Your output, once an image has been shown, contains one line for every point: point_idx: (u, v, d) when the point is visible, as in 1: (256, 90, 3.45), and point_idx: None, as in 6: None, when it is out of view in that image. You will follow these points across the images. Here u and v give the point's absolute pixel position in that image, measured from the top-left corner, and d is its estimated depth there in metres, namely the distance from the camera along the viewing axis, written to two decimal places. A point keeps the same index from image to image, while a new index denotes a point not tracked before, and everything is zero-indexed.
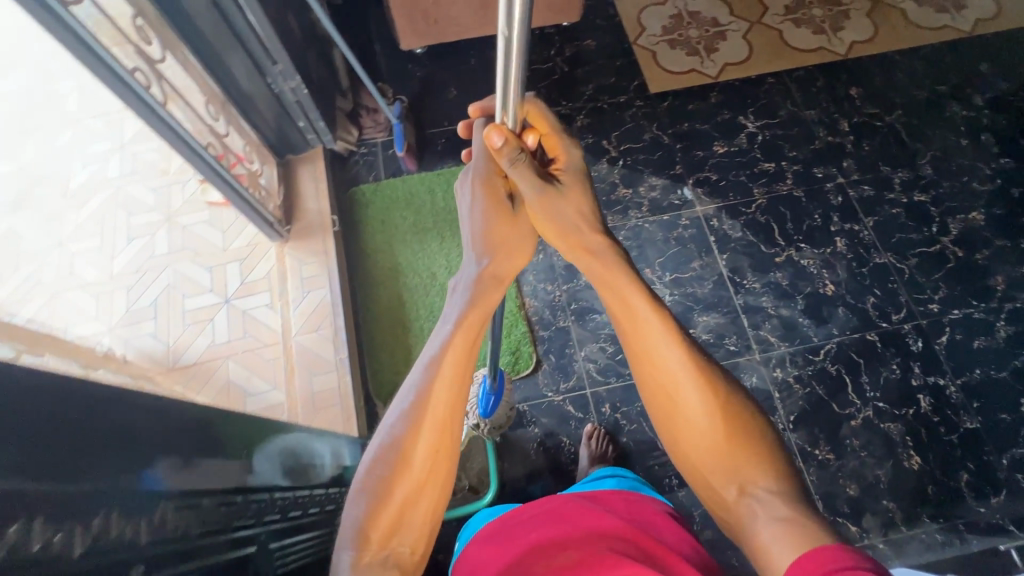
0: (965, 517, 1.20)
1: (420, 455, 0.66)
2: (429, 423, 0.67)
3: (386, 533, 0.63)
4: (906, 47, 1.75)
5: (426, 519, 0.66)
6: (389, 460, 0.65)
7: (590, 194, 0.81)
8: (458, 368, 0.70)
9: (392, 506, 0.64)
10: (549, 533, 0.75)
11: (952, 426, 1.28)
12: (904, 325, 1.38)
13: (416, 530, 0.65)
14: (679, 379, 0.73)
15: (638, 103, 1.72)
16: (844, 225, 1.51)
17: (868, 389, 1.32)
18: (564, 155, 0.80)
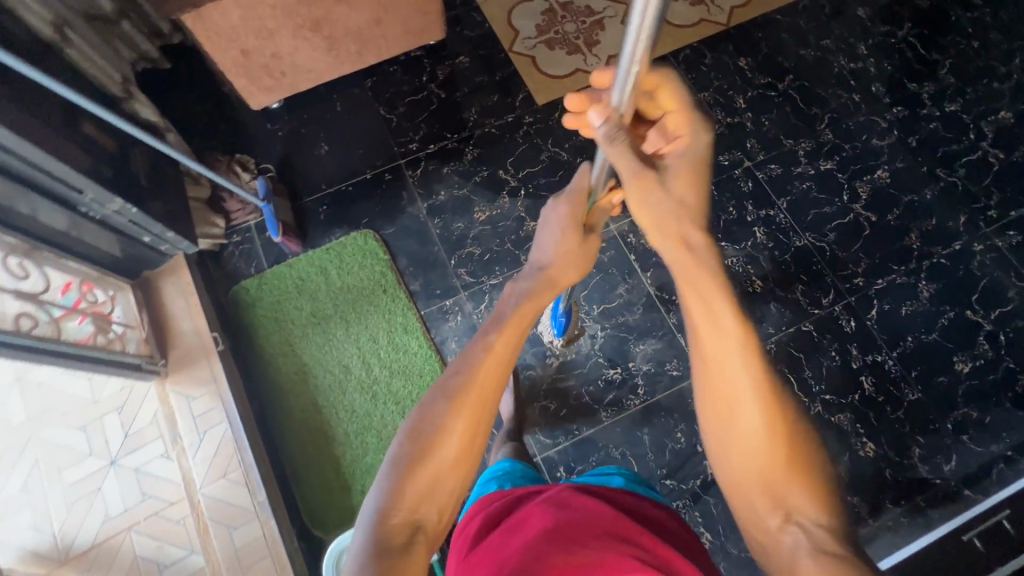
0: (924, 493, 1.21)
1: (459, 436, 0.66)
2: (476, 406, 0.67)
3: (415, 501, 0.64)
4: (784, 4, 1.68)
5: (456, 498, 0.66)
6: (433, 432, 0.65)
7: (704, 184, 0.70)
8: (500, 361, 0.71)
9: (426, 479, 0.64)
10: (565, 528, 0.67)
11: (897, 402, 1.28)
12: (834, 307, 1.36)
13: (444, 503, 0.65)
14: (746, 395, 0.62)
15: (528, 119, 1.58)
16: (759, 213, 1.46)
17: (813, 384, 1.30)
18: (687, 138, 0.71)
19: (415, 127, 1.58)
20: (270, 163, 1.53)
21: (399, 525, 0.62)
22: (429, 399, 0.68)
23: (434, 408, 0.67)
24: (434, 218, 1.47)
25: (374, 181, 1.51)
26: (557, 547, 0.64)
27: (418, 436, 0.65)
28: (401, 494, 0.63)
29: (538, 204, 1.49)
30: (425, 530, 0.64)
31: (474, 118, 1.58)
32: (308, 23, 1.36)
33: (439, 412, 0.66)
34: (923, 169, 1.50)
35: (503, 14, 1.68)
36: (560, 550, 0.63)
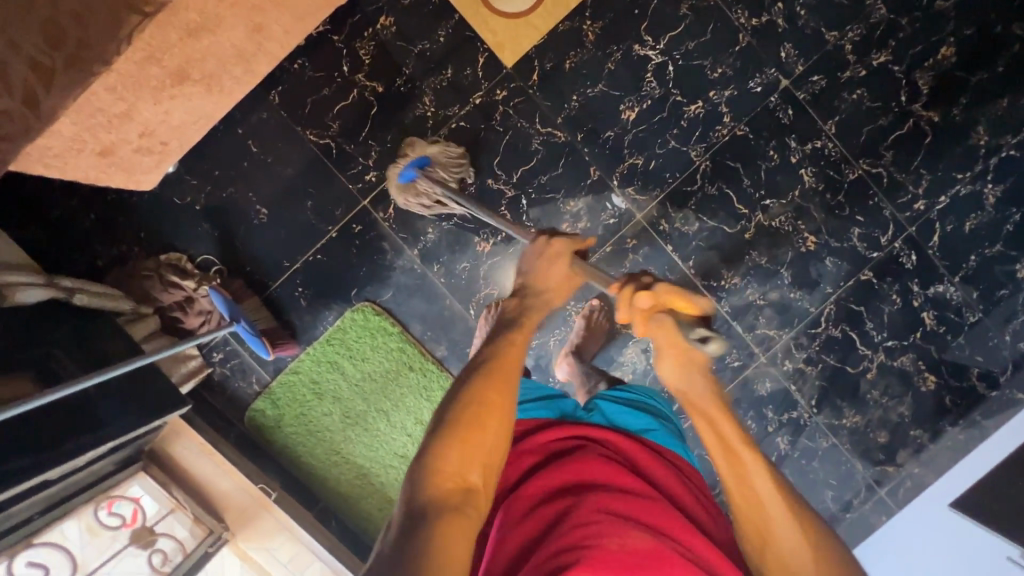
0: (982, 408, 1.27)
1: (495, 414, 0.71)
2: (505, 390, 0.73)
3: (462, 469, 0.66)
4: None
5: (497, 469, 0.70)
6: (466, 406, 0.70)
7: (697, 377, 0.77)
8: (518, 358, 0.77)
9: (468, 449, 0.68)
10: (617, 508, 0.68)
11: (957, 328, 1.26)
12: (893, 244, 1.24)
13: (490, 472, 0.68)
14: (768, 508, 0.69)
15: (500, 93, 1.21)
16: (805, 152, 1.22)
17: (875, 334, 1.26)
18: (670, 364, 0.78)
19: (364, 147, 1.22)
20: (209, 254, 1.22)
21: (447, 490, 0.64)
22: (457, 387, 0.73)
23: (459, 387, 0.73)
24: (432, 265, 1.23)
25: (344, 238, 1.23)
26: (609, 528, 0.65)
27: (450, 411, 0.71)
28: (438, 460, 0.66)
29: (547, 210, 1.23)
30: (474, 499, 0.66)
31: (432, 111, 1.21)
32: (166, 82, 0.92)
33: (466, 394, 0.72)
34: (999, 28, 1.18)
35: None
36: (609, 529, 0.65)
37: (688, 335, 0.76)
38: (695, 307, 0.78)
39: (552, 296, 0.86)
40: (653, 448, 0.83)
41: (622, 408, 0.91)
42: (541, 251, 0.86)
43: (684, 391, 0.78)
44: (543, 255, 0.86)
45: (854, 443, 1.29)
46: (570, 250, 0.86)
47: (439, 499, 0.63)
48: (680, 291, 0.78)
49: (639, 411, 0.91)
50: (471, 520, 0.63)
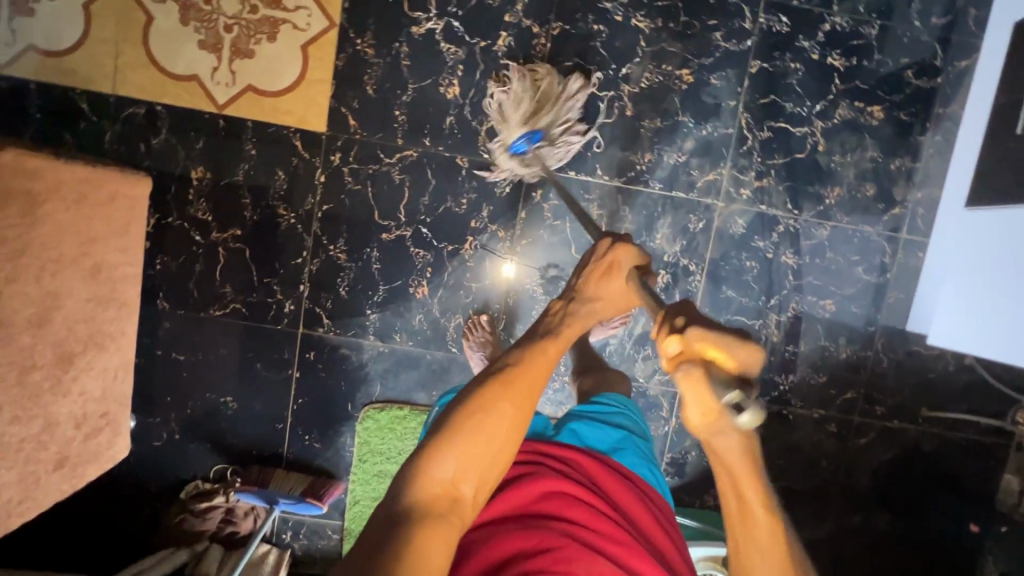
0: (939, 99, 1.21)
1: (500, 424, 0.73)
2: (518, 398, 0.74)
3: (456, 476, 0.70)
4: None
5: (491, 474, 0.73)
6: (479, 414, 0.73)
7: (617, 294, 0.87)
8: (541, 361, 0.79)
9: (468, 457, 0.71)
10: (587, 540, 0.70)
11: (868, 49, 1.19)
12: (759, 20, 1.17)
13: (480, 483, 0.71)
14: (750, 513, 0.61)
15: (335, 156, 1.17)
16: (626, 3, 1.16)
17: (800, 108, 1.20)
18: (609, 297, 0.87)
19: (265, 286, 1.20)
20: (217, 463, 1.24)
21: (441, 493, 0.68)
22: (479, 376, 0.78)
23: (488, 385, 0.75)
24: (393, 338, 1.23)
25: (308, 371, 1.23)
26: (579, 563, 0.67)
27: (464, 409, 0.73)
28: (440, 464, 0.70)
29: (449, 222, 1.20)
30: (461, 505, 0.70)
31: (292, 215, 1.19)
32: (57, 367, 0.93)
33: (486, 399, 0.74)
34: None
35: (158, 75, 1.13)
36: (580, 559, 0.67)
37: (720, 400, 0.53)
38: (740, 360, 0.55)
39: (595, 301, 0.86)
40: (619, 470, 0.88)
41: (596, 424, 0.99)
42: (604, 258, 0.86)
43: (708, 450, 0.60)
44: (604, 265, 0.87)
45: (852, 212, 1.24)
46: (627, 265, 0.86)
47: (427, 502, 0.68)
48: (720, 336, 0.55)
49: (612, 428, 0.99)
50: (453, 527, 0.68)
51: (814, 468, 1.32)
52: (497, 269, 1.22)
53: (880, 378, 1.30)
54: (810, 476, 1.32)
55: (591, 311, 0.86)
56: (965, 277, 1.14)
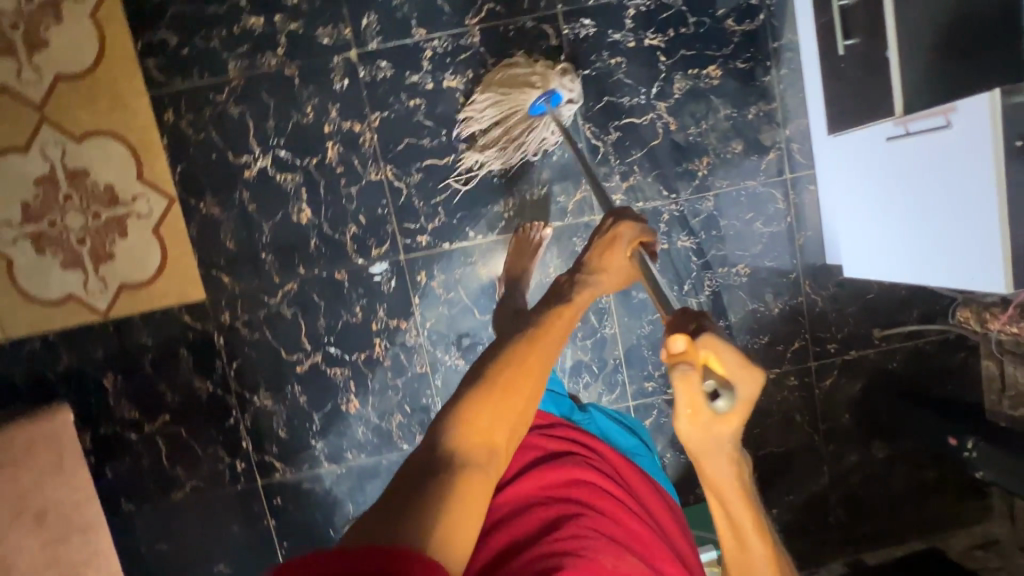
0: (768, 36, 1.18)
1: (537, 375, 0.62)
2: (548, 351, 0.64)
3: (493, 425, 0.58)
4: None
5: (520, 440, 0.63)
6: (513, 365, 0.60)
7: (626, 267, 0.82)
8: (567, 316, 0.69)
9: (505, 406, 0.59)
10: (612, 531, 0.71)
11: (680, 16, 1.17)
12: (564, 32, 1.16)
13: (516, 434, 0.60)
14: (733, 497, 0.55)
15: (225, 315, 1.20)
16: (432, 69, 1.16)
17: (638, 98, 1.18)
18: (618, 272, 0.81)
19: (212, 454, 1.24)
20: None
21: (478, 444, 0.57)
22: (507, 333, 0.66)
23: (517, 336, 0.63)
24: (346, 457, 1.25)
25: (282, 515, 1.27)
26: (607, 549, 0.68)
27: (498, 360, 0.61)
28: (478, 412, 0.58)
29: (352, 334, 1.22)
30: (497, 458, 0.58)
31: (209, 382, 1.22)
32: None
33: (518, 348, 0.62)
34: None
35: (37, 306, 1.17)
36: (607, 549, 0.68)
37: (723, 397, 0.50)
38: (736, 374, 0.50)
39: (601, 275, 0.80)
40: (635, 469, 0.93)
41: (615, 427, 1.09)
42: (608, 235, 0.82)
43: (691, 451, 0.53)
44: (608, 239, 0.83)
45: (729, 174, 1.22)
46: (630, 241, 0.82)
47: (464, 455, 0.55)
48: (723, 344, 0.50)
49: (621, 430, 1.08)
50: (489, 481, 0.56)
51: (791, 424, 1.31)
52: (414, 358, 1.23)
53: (820, 318, 1.28)
54: (788, 434, 1.31)
55: (598, 284, 0.79)
56: (854, 205, 1.08)
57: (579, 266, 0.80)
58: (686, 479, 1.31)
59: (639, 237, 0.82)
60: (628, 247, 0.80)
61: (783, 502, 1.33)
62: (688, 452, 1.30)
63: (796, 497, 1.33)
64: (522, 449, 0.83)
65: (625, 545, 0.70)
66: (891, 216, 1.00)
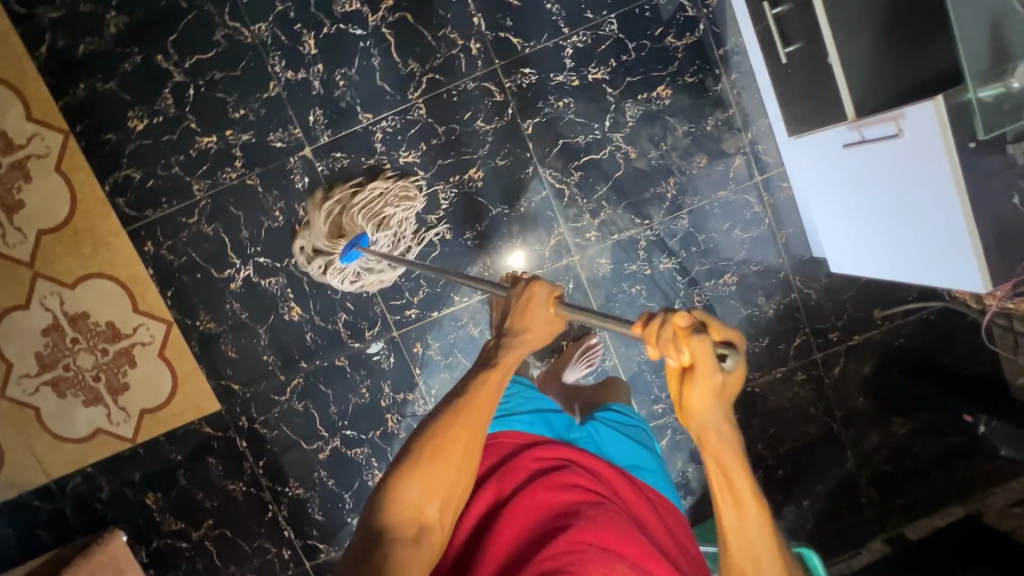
0: (712, 44, 1.16)
1: (457, 448, 0.73)
2: (469, 424, 0.74)
3: (422, 501, 0.71)
4: (36, 49, 1.11)
5: (455, 503, 0.73)
6: (436, 445, 0.72)
7: (550, 325, 0.78)
8: (490, 383, 0.76)
9: (431, 484, 0.71)
10: (604, 540, 0.66)
11: (619, 44, 1.15)
12: (506, 85, 1.16)
13: (446, 504, 0.72)
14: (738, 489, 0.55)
15: (242, 420, 1.26)
16: (385, 149, 1.17)
17: (593, 134, 1.18)
18: (544, 329, 0.77)
19: (258, 547, 1.31)
20: None
21: (408, 520, 0.69)
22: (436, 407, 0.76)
23: (440, 415, 0.74)
24: None
25: None
26: (598, 558, 0.62)
27: (423, 443, 0.73)
28: (405, 491, 0.70)
29: (363, 414, 1.26)
30: (431, 530, 0.70)
31: (241, 483, 1.28)
32: None
33: (440, 426, 0.73)
34: None
35: (70, 445, 1.24)
36: (596, 560, 0.62)
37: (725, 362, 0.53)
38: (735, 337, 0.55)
39: (527, 335, 0.76)
40: (629, 480, 0.86)
41: (619, 441, 1.00)
42: (523, 291, 0.78)
43: (698, 433, 0.55)
44: (525, 297, 0.78)
45: (698, 188, 1.21)
46: (548, 299, 0.76)
47: (395, 529, 0.68)
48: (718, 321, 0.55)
49: (627, 446, 0.99)
50: (423, 551, 0.69)
51: (806, 417, 1.31)
52: None
53: (817, 310, 1.27)
54: (806, 427, 1.32)
55: (524, 344, 0.76)
56: (828, 196, 1.05)
57: (506, 327, 0.78)
58: (712, 489, 1.33)
59: (552, 293, 0.78)
60: (548, 304, 0.75)
61: (813, 493, 1.34)
62: (710, 463, 1.32)
63: (825, 485, 1.34)
64: (511, 468, 0.79)
65: (619, 554, 0.64)
66: (864, 216, 0.97)
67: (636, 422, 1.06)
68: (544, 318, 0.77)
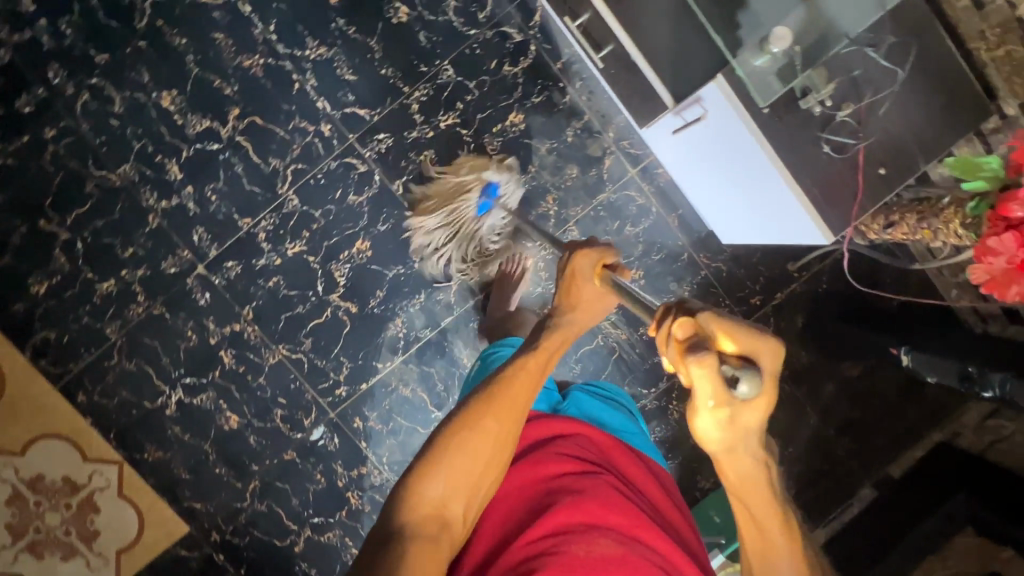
0: (548, 63, 1.20)
1: (489, 442, 0.67)
2: (499, 414, 0.68)
3: (446, 496, 0.64)
4: None
5: (480, 495, 0.67)
6: (464, 434, 0.66)
7: (601, 298, 0.75)
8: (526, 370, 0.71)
9: (455, 478, 0.65)
10: (589, 513, 0.65)
11: (460, 87, 1.19)
12: (367, 155, 1.20)
13: (470, 502, 0.66)
14: (756, 507, 0.54)
15: (213, 534, 1.28)
16: (272, 246, 1.21)
17: (461, 175, 1.22)
18: (594, 304, 0.75)
19: None
20: None
21: (427, 517, 0.63)
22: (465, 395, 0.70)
23: (471, 401, 0.69)
24: None
25: None
26: (582, 535, 0.62)
27: (449, 429, 0.67)
28: (430, 483, 0.64)
29: (325, 499, 1.28)
30: (451, 526, 0.64)
31: None
32: None
33: (469, 418, 0.67)
34: (143, 41, 1.15)
35: None
36: (581, 537, 0.62)
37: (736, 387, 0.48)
38: (752, 351, 0.50)
39: (574, 314, 0.75)
40: (624, 444, 0.82)
41: (601, 405, 0.91)
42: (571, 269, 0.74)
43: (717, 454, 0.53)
44: (572, 275, 0.75)
45: (578, 197, 1.23)
46: (594, 271, 0.74)
47: (417, 526, 0.62)
48: (729, 324, 0.50)
49: (614, 411, 0.92)
50: (444, 548, 0.63)
51: None
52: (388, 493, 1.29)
53: (731, 280, 1.27)
54: None
55: (566, 325, 0.75)
56: (690, 178, 1.03)
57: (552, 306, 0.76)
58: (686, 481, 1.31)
59: (604, 255, 0.74)
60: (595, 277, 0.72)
61: (787, 457, 1.32)
62: (675, 456, 1.31)
63: (798, 446, 1.32)
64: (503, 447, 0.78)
65: (603, 527, 0.64)
66: (715, 187, 0.96)
67: (609, 386, 1.00)
68: (591, 291, 0.75)
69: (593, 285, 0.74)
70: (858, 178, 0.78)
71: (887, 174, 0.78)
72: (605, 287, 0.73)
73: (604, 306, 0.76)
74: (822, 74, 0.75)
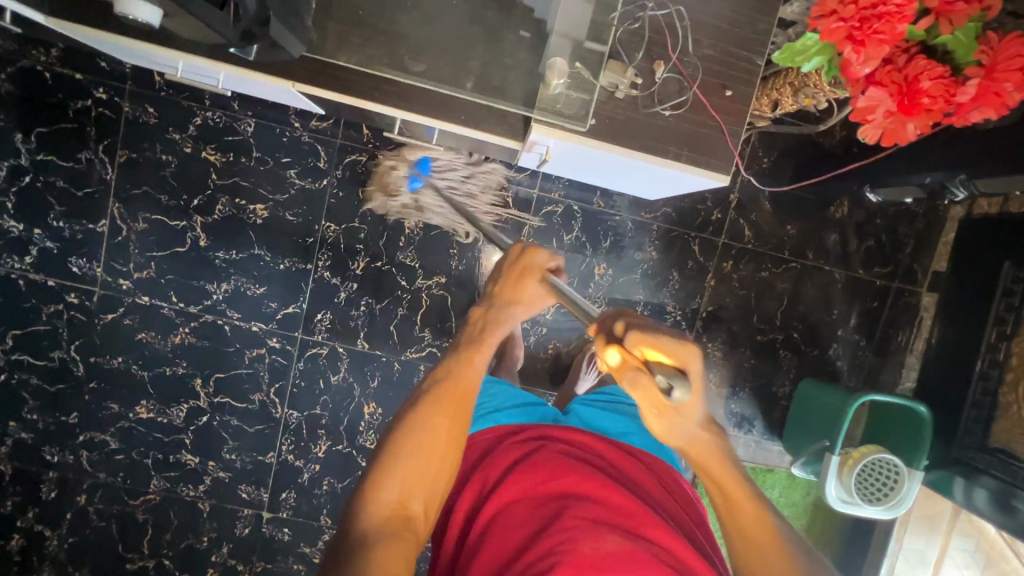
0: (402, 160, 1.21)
1: (439, 439, 0.65)
2: (450, 417, 0.66)
3: (406, 496, 0.62)
4: None
5: (440, 488, 0.65)
6: (416, 434, 0.64)
7: (536, 288, 0.72)
8: (475, 367, 0.70)
9: (411, 475, 0.63)
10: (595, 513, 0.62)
11: (349, 231, 1.22)
12: (321, 337, 1.24)
13: (432, 496, 0.64)
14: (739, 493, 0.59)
15: None
16: (304, 459, 1.27)
17: (405, 297, 1.24)
18: (529, 301, 0.73)
19: None
20: None
21: (387, 517, 0.60)
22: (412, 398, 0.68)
23: (424, 400, 0.67)
24: None
25: None
26: (593, 535, 0.59)
27: (399, 430, 0.65)
28: (383, 488, 0.61)
29: None
30: (416, 525, 0.61)
31: None
32: None
33: (418, 419, 0.65)
34: (93, 382, 1.22)
35: None
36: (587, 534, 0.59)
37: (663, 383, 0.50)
38: (682, 360, 0.50)
39: (516, 309, 0.73)
40: (629, 453, 0.79)
41: (604, 414, 0.89)
42: (509, 270, 0.73)
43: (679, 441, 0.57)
44: (514, 273, 0.73)
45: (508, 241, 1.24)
46: (536, 274, 0.72)
47: (377, 525, 0.59)
48: (656, 335, 0.51)
49: (618, 419, 0.89)
50: (412, 546, 0.59)
51: (768, 282, 1.28)
52: None
53: (683, 215, 1.26)
54: (776, 287, 1.28)
55: (508, 319, 0.73)
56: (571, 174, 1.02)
57: (493, 302, 0.73)
58: (768, 399, 1.30)
59: (523, 252, 0.74)
60: (537, 276, 0.72)
61: (839, 318, 1.29)
62: (744, 385, 1.30)
63: (842, 303, 1.29)
64: (511, 449, 0.74)
65: (612, 524, 0.60)
66: (590, 174, 0.97)
67: (619, 397, 0.97)
68: (522, 283, 0.73)
69: (524, 282, 0.73)
70: (712, 113, 0.78)
71: (735, 93, 0.79)
72: (545, 284, 0.71)
73: (541, 304, 0.74)
74: (615, 65, 0.76)
